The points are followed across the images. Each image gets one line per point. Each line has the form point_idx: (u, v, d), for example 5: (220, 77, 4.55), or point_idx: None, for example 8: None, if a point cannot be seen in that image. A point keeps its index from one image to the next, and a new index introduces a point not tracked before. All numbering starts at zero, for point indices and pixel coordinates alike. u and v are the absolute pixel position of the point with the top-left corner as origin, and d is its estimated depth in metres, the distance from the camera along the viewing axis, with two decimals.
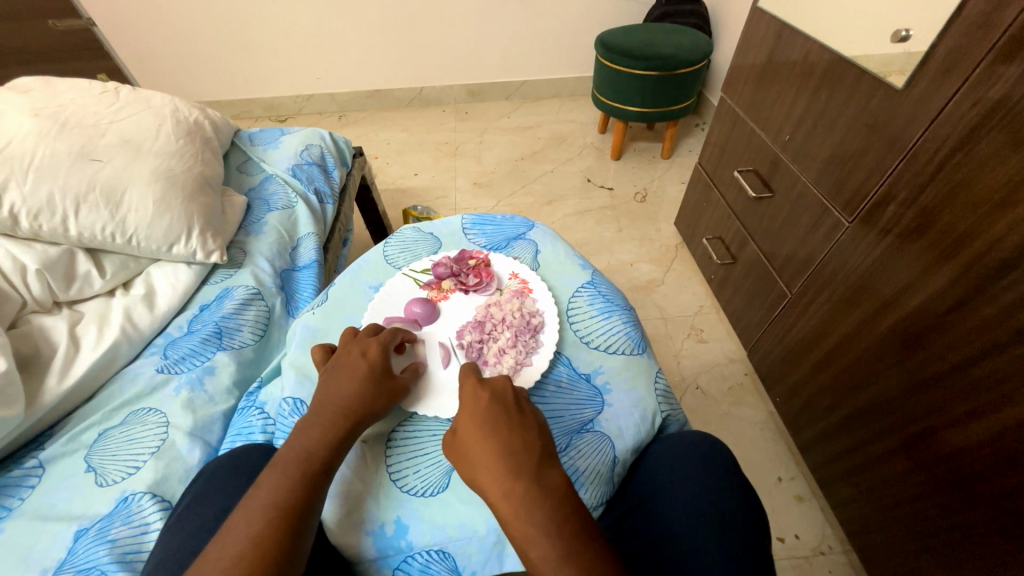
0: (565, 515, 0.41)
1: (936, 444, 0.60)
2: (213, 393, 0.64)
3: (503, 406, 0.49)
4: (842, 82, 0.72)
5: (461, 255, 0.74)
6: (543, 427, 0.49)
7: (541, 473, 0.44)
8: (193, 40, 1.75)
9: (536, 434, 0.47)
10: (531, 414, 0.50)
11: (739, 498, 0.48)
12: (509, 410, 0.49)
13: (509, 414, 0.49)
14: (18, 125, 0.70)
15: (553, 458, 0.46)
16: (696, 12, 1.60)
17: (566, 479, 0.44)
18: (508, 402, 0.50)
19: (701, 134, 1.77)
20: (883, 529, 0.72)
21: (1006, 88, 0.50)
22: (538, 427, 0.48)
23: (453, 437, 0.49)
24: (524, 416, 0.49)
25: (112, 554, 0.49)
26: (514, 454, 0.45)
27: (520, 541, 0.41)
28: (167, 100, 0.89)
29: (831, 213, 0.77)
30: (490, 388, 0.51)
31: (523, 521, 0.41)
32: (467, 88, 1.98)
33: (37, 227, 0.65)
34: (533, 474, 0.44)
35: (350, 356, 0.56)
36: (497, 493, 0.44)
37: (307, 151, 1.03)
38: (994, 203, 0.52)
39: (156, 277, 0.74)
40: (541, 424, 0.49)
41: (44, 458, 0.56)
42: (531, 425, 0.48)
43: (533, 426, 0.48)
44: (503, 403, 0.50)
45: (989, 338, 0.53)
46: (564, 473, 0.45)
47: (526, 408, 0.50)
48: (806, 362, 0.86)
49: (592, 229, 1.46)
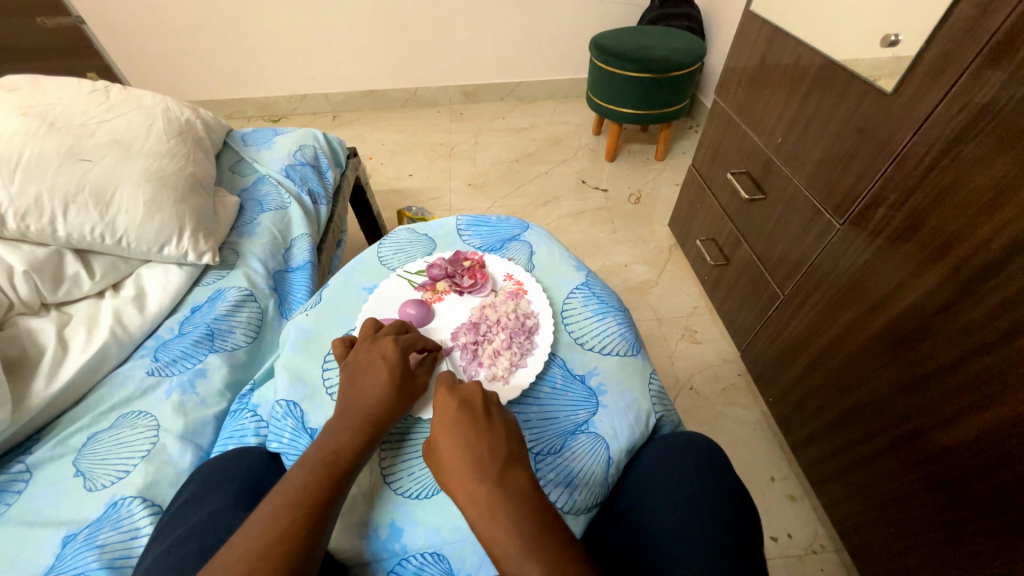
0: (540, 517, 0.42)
1: (924, 443, 0.61)
2: (205, 396, 0.64)
3: (470, 412, 0.50)
4: (832, 85, 0.73)
5: (456, 256, 0.73)
6: (511, 432, 0.49)
7: (517, 476, 0.44)
8: (183, 39, 1.74)
9: (504, 437, 0.48)
10: (499, 419, 0.50)
11: (731, 496, 0.48)
12: (476, 416, 0.49)
13: (476, 419, 0.49)
14: (6, 125, 0.69)
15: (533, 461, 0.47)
16: (689, 15, 1.62)
17: (531, 482, 0.45)
18: (475, 408, 0.50)
19: (695, 135, 1.79)
20: (873, 528, 0.72)
21: (992, 92, 0.51)
22: (507, 432, 0.49)
23: (430, 445, 0.50)
24: (490, 421, 0.49)
25: (101, 559, 0.48)
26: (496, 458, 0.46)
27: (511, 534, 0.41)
28: (158, 99, 0.88)
29: (821, 214, 0.78)
30: (460, 395, 0.51)
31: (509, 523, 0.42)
32: (462, 89, 1.98)
33: (24, 228, 0.64)
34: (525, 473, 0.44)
35: (370, 356, 0.56)
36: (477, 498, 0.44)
37: (300, 151, 1.02)
38: (982, 206, 0.53)
39: (147, 278, 0.73)
40: (509, 428, 0.49)
41: (32, 462, 0.55)
42: (500, 429, 0.49)
43: (499, 430, 0.48)
44: (471, 409, 0.50)
45: (976, 340, 0.54)
46: (532, 478, 0.45)
47: (494, 412, 0.50)
48: (797, 362, 0.86)
49: (587, 230, 1.46)
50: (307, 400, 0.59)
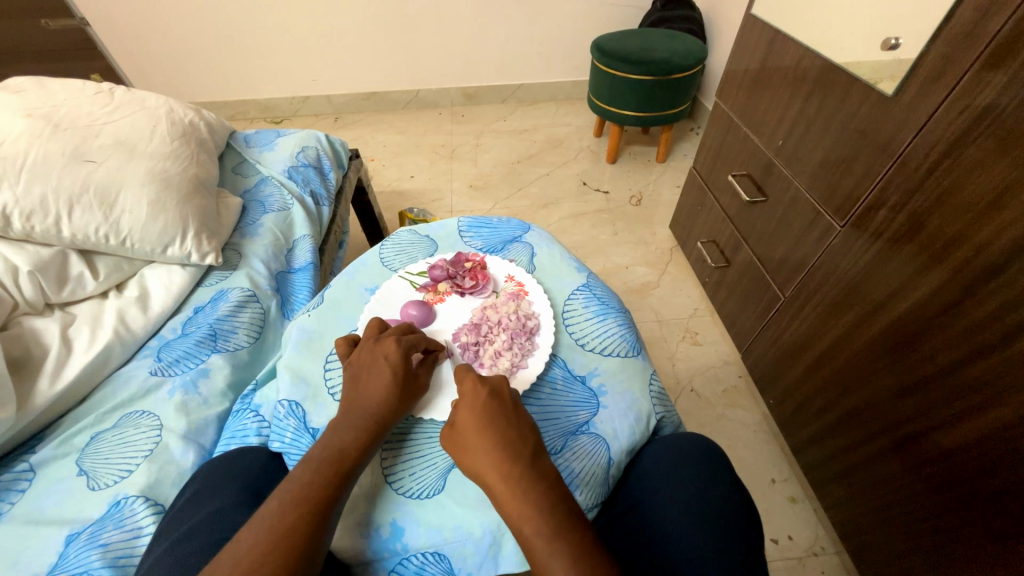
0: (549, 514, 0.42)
1: (926, 446, 0.61)
2: (208, 396, 0.64)
3: (500, 402, 0.50)
4: (833, 88, 0.74)
5: (458, 258, 0.74)
6: (533, 429, 0.49)
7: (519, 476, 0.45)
8: (185, 40, 1.75)
9: (530, 429, 0.48)
10: (525, 414, 0.50)
11: (732, 498, 0.48)
12: (506, 406, 0.49)
13: (504, 410, 0.49)
14: (11, 126, 0.69)
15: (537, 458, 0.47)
16: (690, 18, 1.62)
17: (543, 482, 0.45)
18: (504, 400, 0.50)
19: (696, 138, 1.79)
20: (876, 530, 0.72)
21: (992, 96, 0.51)
22: (526, 429, 0.49)
23: (451, 431, 0.50)
24: (519, 417, 0.49)
25: (103, 558, 0.49)
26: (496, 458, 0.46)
27: (512, 524, 0.42)
28: (161, 100, 0.89)
29: (822, 217, 0.78)
30: (489, 384, 0.51)
31: None
32: (464, 91, 1.99)
33: (29, 228, 0.64)
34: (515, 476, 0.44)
35: (373, 357, 0.56)
36: None
37: (303, 152, 1.03)
38: (983, 208, 0.53)
39: (150, 278, 0.73)
40: (533, 425, 0.49)
41: (35, 462, 0.55)
42: (525, 425, 0.49)
43: (525, 426, 0.48)
44: (502, 399, 0.50)
45: (977, 342, 0.54)
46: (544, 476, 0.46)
47: (521, 408, 0.51)
48: (798, 364, 0.86)
49: (588, 232, 1.46)
50: (309, 400, 0.59)
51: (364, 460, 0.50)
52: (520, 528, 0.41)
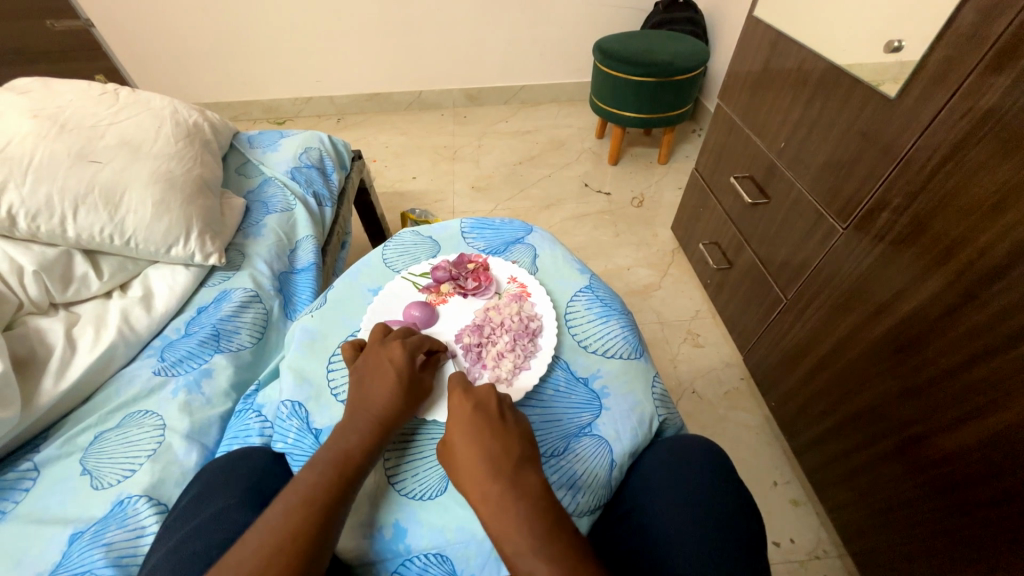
0: (553, 517, 0.42)
1: (929, 448, 0.61)
2: (211, 395, 0.64)
3: (485, 414, 0.50)
4: (836, 90, 0.74)
5: (461, 259, 0.74)
6: (525, 436, 0.49)
7: (520, 479, 0.45)
8: (189, 41, 1.75)
9: (517, 438, 0.48)
10: (513, 422, 0.50)
11: (733, 500, 0.48)
12: (491, 419, 0.50)
13: (490, 421, 0.49)
14: (17, 126, 0.70)
15: (534, 461, 0.47)
16: (691, 20, 1.62)
17: (544, 485, 0.45)
18: (489, 411, 0.50)
19: (698, 139, 1.79)
20: (878, 532, 0.72)
21: (995, 99, 0.51)
22: (520, 436, 0.49)
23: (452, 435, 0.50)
24: (507, 426, 0.49)
25: (107, 557, 0.49)
26: (499, 460, 0.46)
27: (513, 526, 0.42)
28: (166, 101, 0.89)
29: (825, 219, 0.78)
30: (474, 398, 0.52)
31: (502, 528, 0.42)
32: (466, 92, 1.99)
33: (34, 228, 0.65)
34: (518, 480, 0.45)
35: (378, 360, 0.56)
36: (475, 500, 0.45)
37: (307, 153, 1.03)
38: (985, 211, 0.53)
39: (154, 278, 0.74)
40: (523, 432, 0.49)
41: (40, 461, 0.56)
42: (514, 434, 0.49)
43: (513, 435, 0.48)
44: (487, 411, 0.50)
45: (977, 346, 0.54)
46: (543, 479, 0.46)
47: (508, 416, 0.51)
48: (801, 366, 0.86)
49: (590, 233, 1.47)
50: (312, 401, 0.59)
51: (368, 462, 0.50)
52: (523, 529, 0.41)
